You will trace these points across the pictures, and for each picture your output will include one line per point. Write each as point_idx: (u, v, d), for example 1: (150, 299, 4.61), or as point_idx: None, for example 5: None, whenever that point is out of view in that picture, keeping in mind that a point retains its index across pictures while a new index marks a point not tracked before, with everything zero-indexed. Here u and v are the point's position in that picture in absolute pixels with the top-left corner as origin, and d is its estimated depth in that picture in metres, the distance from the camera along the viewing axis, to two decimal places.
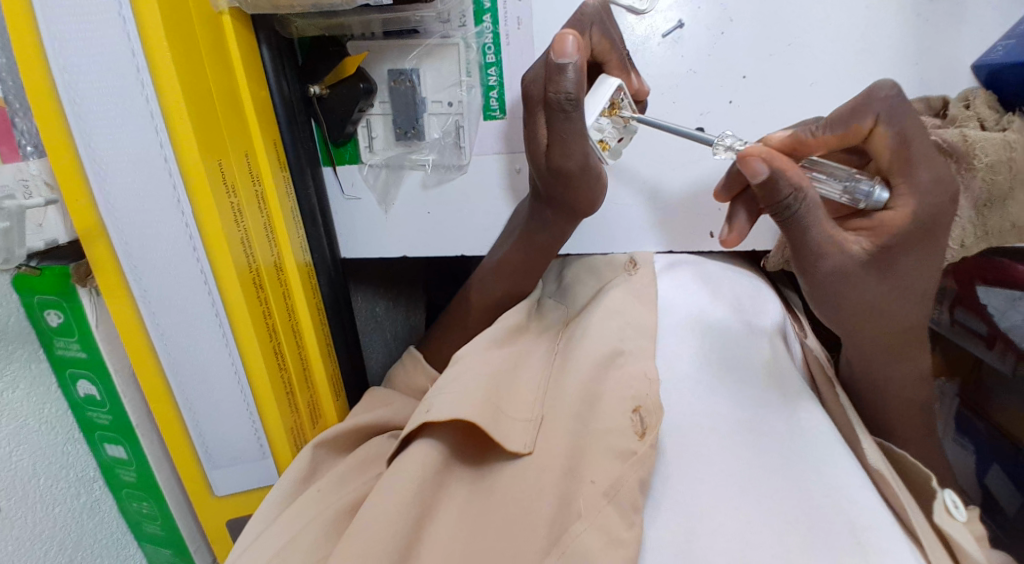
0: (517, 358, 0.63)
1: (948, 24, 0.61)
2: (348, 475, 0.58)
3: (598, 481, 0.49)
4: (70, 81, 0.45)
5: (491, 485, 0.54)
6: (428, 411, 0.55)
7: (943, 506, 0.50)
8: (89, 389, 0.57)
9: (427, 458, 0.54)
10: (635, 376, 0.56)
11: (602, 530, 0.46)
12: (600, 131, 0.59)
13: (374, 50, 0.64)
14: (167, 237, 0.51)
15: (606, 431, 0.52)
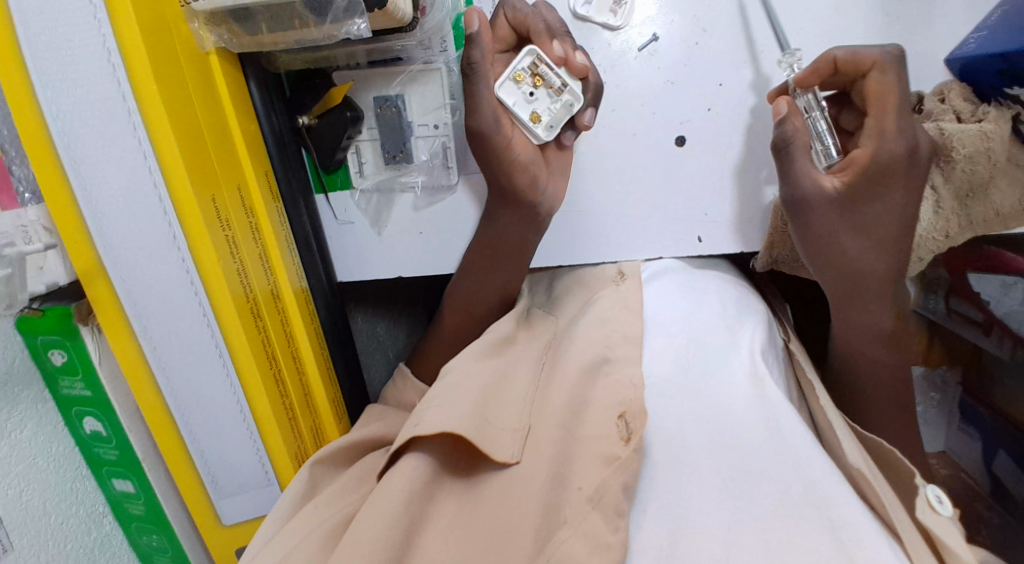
0: (501, 370, 0.64)
1: (917, 23, 0.63)
2: (344, 490, 0.59)
3: (583, 487, 0.51)
4: (63, 127, 0.47)
5: (479, 494, 0.54)
6: (417, 424, 0.56)
7: (926, 501, 0.50)
8: (95, 425, 0.57)
9: (417, 469, 0.55)
10: (622, 384, 0.58)
11: (587, 536, 0.48)
12: (517, 97, 0.64)
13: (360, 79, 0.66)
14: (164, 272, 0.52)
15: (594, 439, 0.54)
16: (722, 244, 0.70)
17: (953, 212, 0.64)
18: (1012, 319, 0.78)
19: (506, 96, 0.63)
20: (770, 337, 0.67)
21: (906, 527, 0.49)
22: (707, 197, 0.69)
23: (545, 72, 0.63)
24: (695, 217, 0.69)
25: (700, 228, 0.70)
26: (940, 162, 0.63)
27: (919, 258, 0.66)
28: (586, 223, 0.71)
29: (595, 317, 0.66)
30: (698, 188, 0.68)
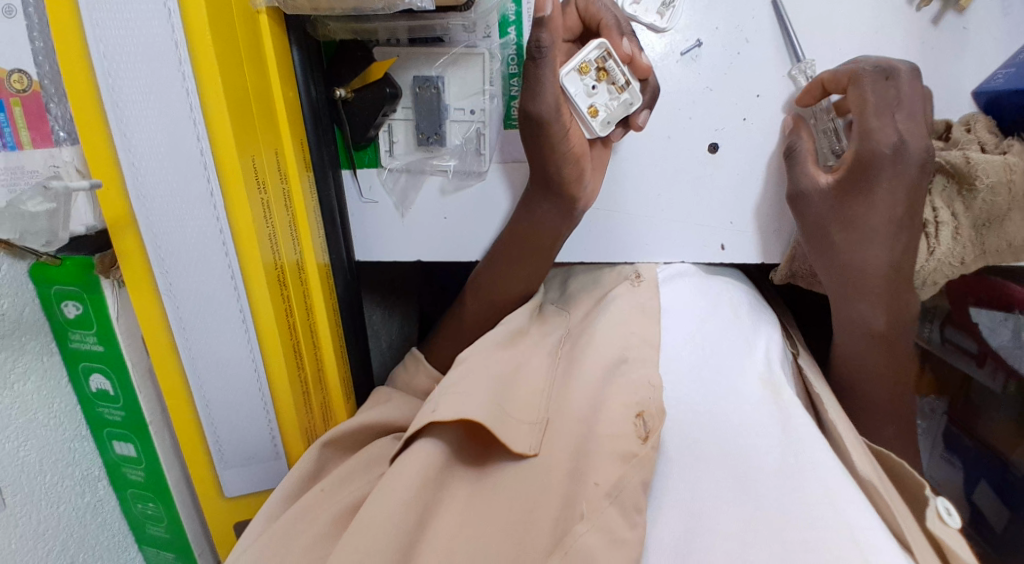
0: (516, 361, 0.64)
1: (951, 52, 0.64)
2: (351, 475, 0.57)
3: (601, 483, 0.49)
4: (111, 70, 0.45)
5: (494, 485, 0.54)
6: (434, 411, 0.55)
7: (936, 513, 0.51)
8: (102, 384, 0.55)
9: (430, 456, 0.54)
10: (640, 385, 0.57)
11: (604, 532, 0.47)
12: (585, 93, 0.64)
13: (401, 57, 0.65)
14: (196, 230, 0.50)
15: (609, 436, 0.53)
16: (741, 252, 0.71)
17: (970, 239, 0.65)
18: (1006, 352, 0.81)
19: (570, 87, 0.63)
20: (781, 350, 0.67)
21: (914, 534, 0.49)
22: (731, 205, 0.70)
23: (612, 68, 0.62)
24: (721, 225, 0.70)
25: (724, 236, 0.71)
26: (962, 190, 0.64)
27: (933, 284, 0.67)
28: (610, 221, 0.71)
29: (612, 320, 0.65)
30: (724, 196, 0.69)
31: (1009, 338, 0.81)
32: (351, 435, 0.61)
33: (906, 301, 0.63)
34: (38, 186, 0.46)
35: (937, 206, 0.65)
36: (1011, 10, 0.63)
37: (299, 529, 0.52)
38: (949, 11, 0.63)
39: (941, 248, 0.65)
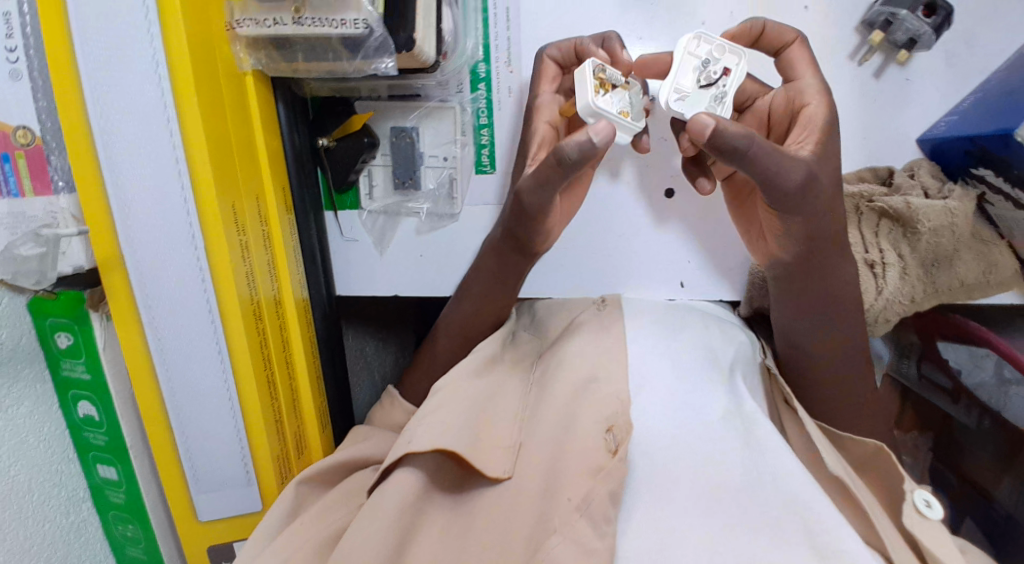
0: (495, 385, 0.66)
1: (893, 102, 0.68)
2: (331, 508, 0.60)
3: (572, 497, 0.53)
4: (104, 126, 0.51)
5: (471, 509, 0.57)
6: (410, 443, 0.58)
7: (916, 508, 0.55)
8: (89, 409, 0.59)
9: (407, 483, 0.56)
10: (611, 398, 0.61)
11: (576, 543, 0.51)
12: (608, 104, 0.59)
13: (380, 110, 0.71)
14: (178, 269, 0.55)
15: (583, 448, 0.56)
16: (698, 287, 0.76)
17: (918, 278, 0.68)
18: (982, 391, 0.82)
19: (597, 106, 0.58)
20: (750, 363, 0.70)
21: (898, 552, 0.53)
22: (690, 244, 0.75)
23: (611, 74, 0.59)
24: (682, 264, 0.76)
25: (683, 274, 0.76)
26: (907, 233, 0.67)
27: (884, 321, 0.69)
28: (577, 258, 0.76)
29: (583, 339, 0.68)
30: (683, 236, 0.75)
31: (988, 377, 0.81)
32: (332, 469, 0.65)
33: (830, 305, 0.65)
34: (30, 233, 0.52)
35: (886, 248, 0.68)
36: (954, 60, 0.67)
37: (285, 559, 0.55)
38: (891, 64, 0.67)
39: (888, 287, 0.67)
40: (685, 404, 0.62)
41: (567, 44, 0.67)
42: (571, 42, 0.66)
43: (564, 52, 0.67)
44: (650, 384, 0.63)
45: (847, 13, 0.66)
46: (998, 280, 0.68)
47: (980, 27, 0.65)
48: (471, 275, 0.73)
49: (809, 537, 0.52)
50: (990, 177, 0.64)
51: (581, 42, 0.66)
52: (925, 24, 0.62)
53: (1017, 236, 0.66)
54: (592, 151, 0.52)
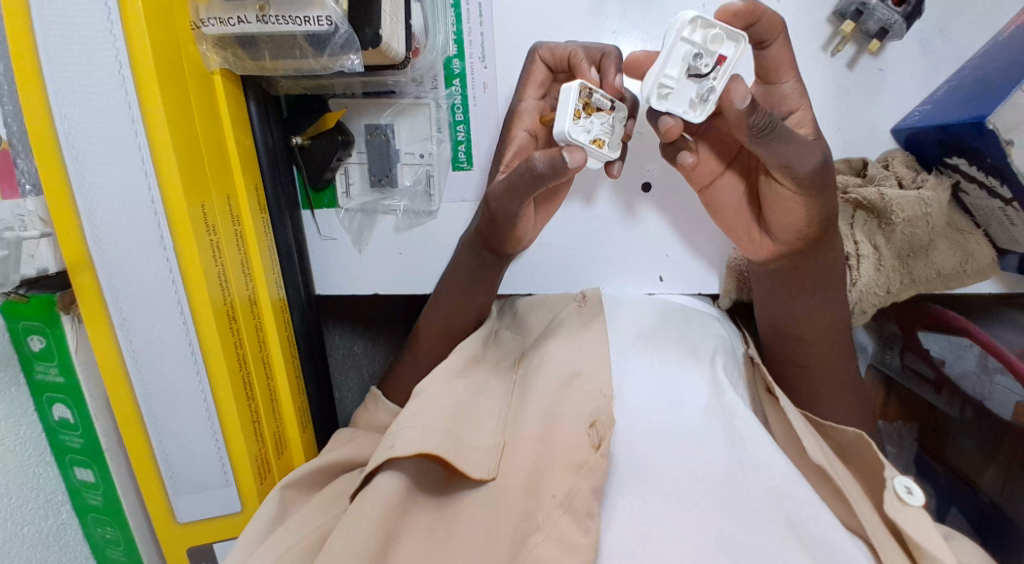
0: (476, 388, 0.66)
1: (867, 95, 0.68)
2: (315, 514, 0.60)
3: (555, 494, 0.53)
4: (69, 127, 0.50)
5: (455, 513, 0.56)
6: (393, 447, 0.58)
7: (896, 494, 0.55)
8: (64, 412, 0.59)
9: (390, 490, 0.56)
10: (592, 394, 0.61)
11: (559, 540, 0.50)
12: (588, 131, 0.59)
13: (353, 107, 0.71)
14: (148, 270, 0.55)
15: (565, 448, 0.57)
16: (678, 281, 0.76)
17: (896, 270, 0.68)
18: (966, 380, 0.82)
19: (575, 134, 0.58)
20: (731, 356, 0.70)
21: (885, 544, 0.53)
22: (669, 238, 0.75)
23: (597, 100, 0.58)
24: (656, 256, 0.76)
25: (661, 268, 0.76)
26: (882, 224, 0.67)
27: (862, 312, 0.70)
28: (556, 254, 0.76)
29: (561, 338, 0.69)
30: (662, 232, 0.75)
31: (972, 366, 0.82)
32: (317, 474, 0.66)
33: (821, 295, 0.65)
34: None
35: (860, 240, 0.68)
36: (928, 49, 0.67)
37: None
38: (864, 56, 0.67)
39: (862, 279, 0.67)
40: (669, 402, 0.62)
41: (561, 50, 0.66)
42: (566, 47, 0.66)
43: (557, 57, 0.67)
44: (630, 381, 0.64)
45: (819, 4, 0.66)
46: (975, 269, 0.67)
47: (953, 17, 0.66)
48: (445, 274, 0.73)
49: (792, 528, 0.53)
50: (965, 167, 0.64)
51: (576, 49, 0.66)
52: (895, 13, 0.62)
53: (993, 226, 0.66)
54: (562, 169, 0.54)
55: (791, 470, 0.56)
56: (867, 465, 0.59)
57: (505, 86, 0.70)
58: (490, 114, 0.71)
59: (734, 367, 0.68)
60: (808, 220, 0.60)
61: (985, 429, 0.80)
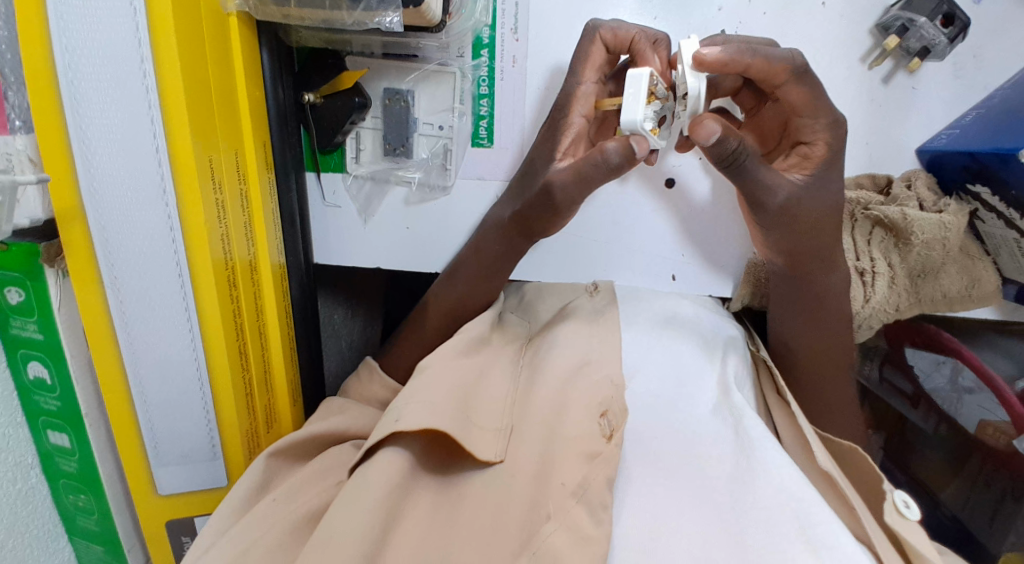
0: (479, 369, 0.63)
1: (899, 112, 0.68)
2: (306, 484, 0.57)
3: (567, 482, 0.51)
4: (71, 61, 0.45)
5: (460, 493, 0.54)
6: (397, 420, 0.55)
7: (894, 506, 0.56)
8: (39, 372, 0.55)
9: (393, 465, 0.53)
10: (602, 383, 0.60)
11: (571, 530, 0.48)
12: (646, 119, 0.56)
13: (374, 68, 0.67)
14: (146, 225, 0.51)
15: (575, 437, 0.55)
16: (690, 282, 0.75)
17: (905, 288, 0.70)
18: (939, 396, 0.83)
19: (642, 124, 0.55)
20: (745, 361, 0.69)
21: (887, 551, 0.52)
22: (683, 237, 0.74)
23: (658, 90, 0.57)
24: (671, 256, 0.75)
25: (675, 267, 0.75)
26: (899, 243, 0.68)
27: (869, 327, 0.71)
28: (570, 243, 0.75)
29: (573, 325, 0.67)
30: (679, 230, 0.74)
31: (943, 382, 0.83)
32: (303, 444, 0.62)
33: (813, 308, 0.68)
34: None
35: (877, 257, 0.69)
36: (961, 74, 0.66)
37: (256, 539, 0.51)
38: (900, 72, 0.66)
39: (875, 296, 0.69)
40: (678, 398, 0.62)
41: (625, 32, 0.62)
42: (629, 29, 0.62)
43: (619, 39, 0.63)
44: (642, 369, 0.64)
45: (862, 15, 0.65)
46: (979, 295, 0.69)
47: (988, 42, 0.65)
48: (465, 252, 0.71)
49: (800, 524, 0.50)
50: (986, 196, 0.64)
51: (641, 33, 0.62)
52: (941, 34, 0.62)
53: (1002, 255, 0.67)
54: (633, 158, 0.56)
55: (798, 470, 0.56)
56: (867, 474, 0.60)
57: (534, 62, 0.67)
58: (517, 91, 0.68)
59: (744, 371, 0.68)
60: (780, 240, 0.64)
61: (953, 446, 0.84)
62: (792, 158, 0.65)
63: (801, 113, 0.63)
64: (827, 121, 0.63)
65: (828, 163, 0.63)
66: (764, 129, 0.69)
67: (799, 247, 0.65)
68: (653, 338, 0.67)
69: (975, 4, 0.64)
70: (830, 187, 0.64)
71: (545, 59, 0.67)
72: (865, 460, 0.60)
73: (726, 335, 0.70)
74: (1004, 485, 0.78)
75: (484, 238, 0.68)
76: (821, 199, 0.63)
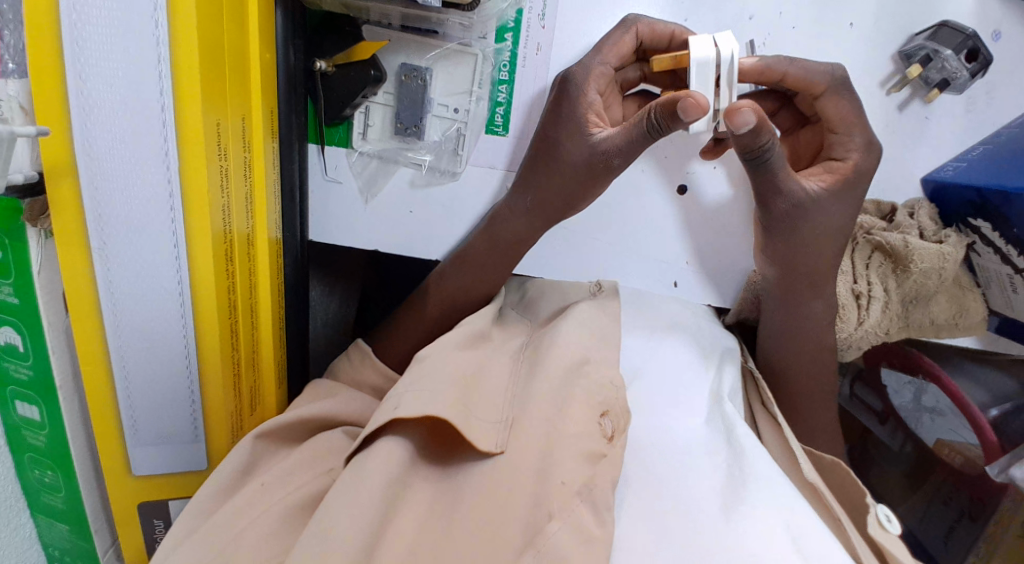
0: (481, 364, 0.62)
1: (912, 140, 0.69)
2: (296, 469, 0.55)
3: (569, 481, 0.50)
4: (76, 3, 0.42)
5: (459, 485, 0.52)
6: (396, 408, 0.53)
7: (877, 519, 0.56)
8: (11, 337, 0.51)
9: (393, 456, 0.52)
10: (605, 386, 0.59)
11: (575, 529, 0.47)
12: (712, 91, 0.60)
13: (392, 41, 0.64)
14: (143, 190, 0.47)
15: (576, 435, 0.53)
16: (691, 290, 0.75)
17: (896, 313, 0.71)
18: (905, 412, 0.86)
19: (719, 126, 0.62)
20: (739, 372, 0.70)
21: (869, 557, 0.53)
22: (688, 243, 0.74)
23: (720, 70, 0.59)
24: (677, 263, 0.74)
25: (677, 274, 0.75)
26: (897, 269, 0.69)
27: (857, 348, 0.73)
28: (575, 240, 0.74)
29: (576, 318, 0.65)
30: (686, 239, 0.74)
31: (908, 398, 0.86)
32: (290, 428, 0.59)
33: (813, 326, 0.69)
34: None
35: (874, 280, 0.70)
36: (973, 108, 0.67)
37: (246, 525, 0.49)
38: (916, 100, 0.67)
39: (869, 319, 0.70)
40: (678, 404, 0.62)
41: (662, 27, 0.62)
42: (667, 24, 0.63)
43: (656, 33, 0.63)
44: (645, 372, 0.65)
45: (887, 39, 0.65)
46: (965, 325, 0.71)
47: (1002, 79, 0.66)
48: (473, 237, 0.69)
49: (793, 537, 0.50)
50: (986, 231, 0.66)
51: (680, 30, 0.63)
52: (963, 68, 0.62)
53: (992, 288, 0.70)
54: (682, 115, 0.52)
55: (789, 483, 0.55)
56: (846, 478, 0.61)
57: (559, 52, 0.65)
58: (538, 81, 0.66)
59: (738, 383, 0.68)
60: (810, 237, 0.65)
61: (917, 460, 0.87)
62: (818, 168, 0.66)
63: (836, 129, 0.65)
64: (861, 141, 0.65)
65: (851, 179, 0.65)
66: (798, 149, 0.70)
67: (804, 260, 0.66)
68: (654, 346, 0.67)
69: (995, 41, 0.65)
70: (841, 205, 0.65)
71: (569, 49, 0.65)
72: (848, 473, 0.61)
73: (722, 347, 0.71)
74: (962, 505, 0.81)
75: (498, 219, 0.67)
76: (834, 212, 0.65)
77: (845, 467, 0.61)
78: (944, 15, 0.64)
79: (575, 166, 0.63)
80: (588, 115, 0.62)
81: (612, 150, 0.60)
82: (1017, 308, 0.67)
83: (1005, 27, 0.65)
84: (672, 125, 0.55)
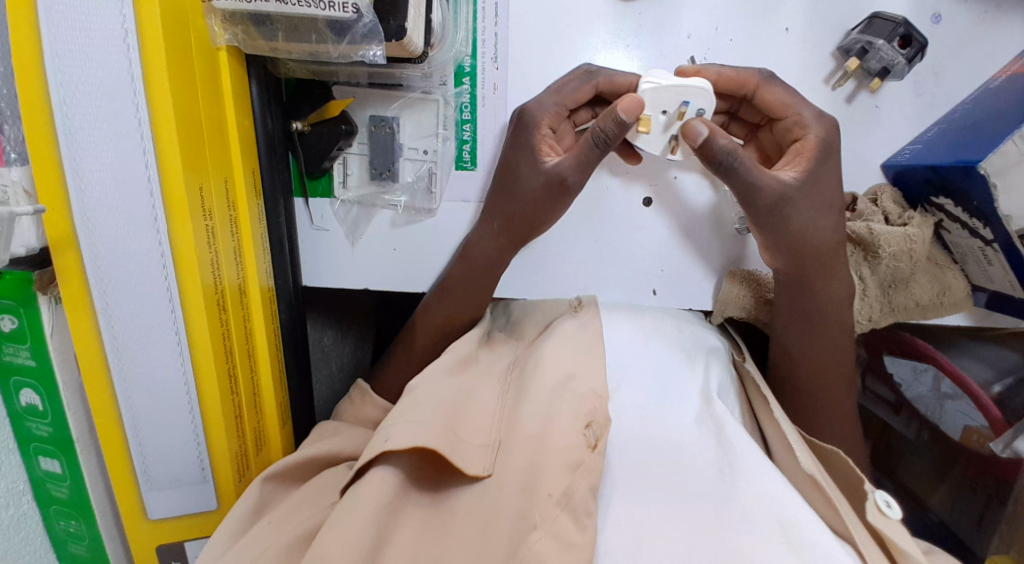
0: (468, 388, 0.64)
1: (866, 127, 0.71)
2: (302, 504, 0.58)
3: (552, 492, 0.51)
4: (66, 96, 0.48)
5: (450, 506, 0.55)
6: (387, 440, 0.56)
7: (876, 505, 0.55)
8: (31, 398, 0.56)
9: (387, 481, 0.54)
10: (586, 394, 0.61)
11: (556, 537, 0.49)
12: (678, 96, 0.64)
13: (360, 97, 0.69)
14: (137, 254, 0.52)
15: (560, 447, 0.55)
16: (670, 296, 0.78)
17: (876, 298, 0.72)
18: (923, 404, 0.84)
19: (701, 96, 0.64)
20: (726, 372, 0.71)
21: (860, 534, 0.54)
22: (662, 254, 0.76)
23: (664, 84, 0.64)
24: (652, 272, 0.77)
25: (655, 282, 0.77)
26: (868, 256, 0.71)
27: None
28: (553, 261, 0.77)
29: (559, 338, 0.68)
30: (660, 247, 0.76)
31: (925, 390, 0.84)
32: (298, 468, 0.62)
33: (796, 317, 0.69)
34: None
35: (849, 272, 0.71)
36: (923, 91, 0.69)
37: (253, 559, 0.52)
38: (863, 91, 0.69)
39: None
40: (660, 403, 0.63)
41: (623, 79, 0.67)
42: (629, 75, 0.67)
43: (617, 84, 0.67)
44: (626, 383, 0.65)
45: (825, 38, 0.68)
46: (951, 302, 0.71)
47: (948, 60, 0.68)
48: (452, 269, 0.72)
49: (781, 528, 0.51)
50: (950, 207, 0.67)
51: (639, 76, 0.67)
52: (899, 55, 0.65)
53: (969, 262, 0.70)
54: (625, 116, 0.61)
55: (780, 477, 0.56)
56: (837, 460, 0.62)
57: (514, 88, 0.70)
58: (498, 116, 0.71)
59: (726, 377, 0.70)
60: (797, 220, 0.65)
61: (937, 449, 0.84)
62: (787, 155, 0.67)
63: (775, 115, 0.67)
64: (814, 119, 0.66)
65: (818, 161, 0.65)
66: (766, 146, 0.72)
67: (795, 246, 0.66)
68: (636, 349, 0.69)
69: (936, 24, 0.67)
70: (822, 183, 0.65)
71: (522, 83, 0.70)
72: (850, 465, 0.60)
73: (706, 345, 0.72)
74: (989, 488, 0.78)
75: (471, 250, 0.71)
76: (813, 194, 0.65)
77: (845, 459, 0.61)
78: (878, 7, 0.67)
79: (536, 192, 0.67)
80: (541, 145, 0.67)
81: (566, 172, 0.65)
82: (997, 280, 0.68)
83: (944, 9, 0.67)
84: (618, 135, 0.62)
